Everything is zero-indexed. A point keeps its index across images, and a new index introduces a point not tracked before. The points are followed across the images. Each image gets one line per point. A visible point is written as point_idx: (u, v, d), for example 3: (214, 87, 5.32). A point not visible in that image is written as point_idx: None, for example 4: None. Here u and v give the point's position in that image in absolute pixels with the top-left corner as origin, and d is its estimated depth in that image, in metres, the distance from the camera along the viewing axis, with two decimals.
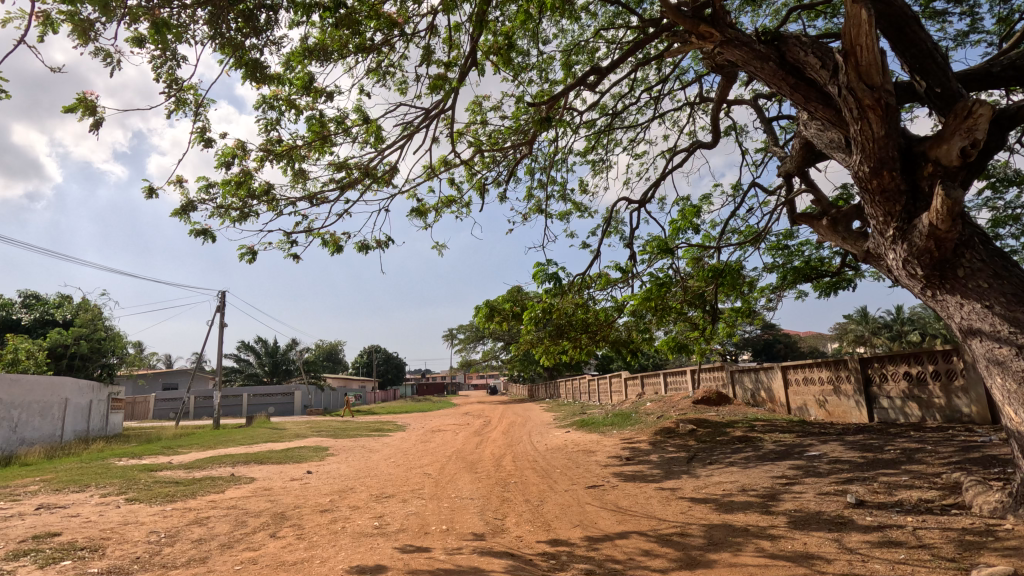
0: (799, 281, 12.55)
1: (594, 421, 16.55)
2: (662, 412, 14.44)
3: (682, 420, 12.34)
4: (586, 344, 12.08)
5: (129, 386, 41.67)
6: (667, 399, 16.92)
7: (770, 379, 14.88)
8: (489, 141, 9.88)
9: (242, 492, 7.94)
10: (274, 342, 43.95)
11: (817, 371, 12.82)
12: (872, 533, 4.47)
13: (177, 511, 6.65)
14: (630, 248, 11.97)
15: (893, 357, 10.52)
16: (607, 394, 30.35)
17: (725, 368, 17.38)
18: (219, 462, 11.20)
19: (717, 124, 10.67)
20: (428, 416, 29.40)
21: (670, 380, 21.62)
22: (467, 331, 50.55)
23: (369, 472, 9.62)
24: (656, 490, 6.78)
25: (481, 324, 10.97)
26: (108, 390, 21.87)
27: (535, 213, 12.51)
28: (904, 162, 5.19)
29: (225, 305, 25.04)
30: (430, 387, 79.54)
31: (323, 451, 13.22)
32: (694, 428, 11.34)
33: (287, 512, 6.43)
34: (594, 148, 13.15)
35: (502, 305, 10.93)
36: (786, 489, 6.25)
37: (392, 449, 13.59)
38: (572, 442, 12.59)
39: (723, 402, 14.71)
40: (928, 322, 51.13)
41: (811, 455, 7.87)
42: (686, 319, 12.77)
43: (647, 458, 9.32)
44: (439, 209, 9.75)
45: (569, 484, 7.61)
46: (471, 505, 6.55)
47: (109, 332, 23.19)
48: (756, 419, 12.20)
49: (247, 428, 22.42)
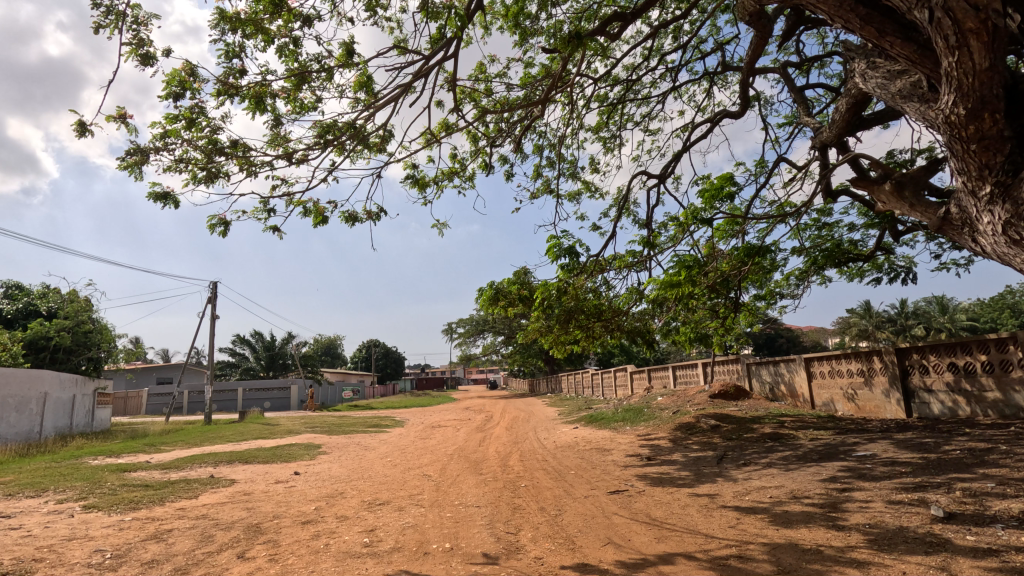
0: (828, 266, 11.66)
1: (603, 416, 15.65)
2: (677, 407, 13.53)
3: (702, 415, 11.45)
4: (599, 332, 11.19)
5: (122, 381, 40.77)
6: (680, 393, 16.05)
7: (792, 373, 13.97)
8: (495, 107, 8.95)
9: (218, 497, 7.01)
10: (270, 336, 43.08)
11: (845, 363, 11.93)
12: (987, 558, 3.56)
13: (137, 523, 5.72)
14: (647, 229, 11.06)
15: (936, 347, 9.61)
16: (611, 389, 29.46)
17: (741, 361, 16.46)
18: (200, 461, 10.29)
19: (746, 91, 9.72)
20: (428, 411, 28.57)
21: (680, 373, 20.71)
22: (467, 325, 49.63)
23: (362, 474, 8.71)
24: (691, 497, 5.88)
25: (485, 308, 10.04)
26: (93, 384, 20.96)
27: (543, 192, 11.60)
28: (1009, 101, 4.23)
29: (217, 296, 24.14)
30: (429, 381, 78.80)
31: (315, 449, 12.30)
32: (717, 425, 10.45)
33: (263, 523, 5.52)
34: (606, 123, 12.22)
35: (509, 289, 10.01)
36: (848, 497, 5.34)
37: (389, 447, 12.69)
38: (583, 438, 11.70)
39: (741, 397, 13.83)
40: (934, 316, 50.27)
41: (860, 455, 6.96)
42: (706, 307, 11.88)
43: (671, 459, 8.41)
44: (439, 182, 8.87)
45: (588, 488, 6.71)
46: (478, 516, 5.66)
47: (96, 323, 22.30)
48: (782, 415, 11.31)
49: (239, 424, 21.55)
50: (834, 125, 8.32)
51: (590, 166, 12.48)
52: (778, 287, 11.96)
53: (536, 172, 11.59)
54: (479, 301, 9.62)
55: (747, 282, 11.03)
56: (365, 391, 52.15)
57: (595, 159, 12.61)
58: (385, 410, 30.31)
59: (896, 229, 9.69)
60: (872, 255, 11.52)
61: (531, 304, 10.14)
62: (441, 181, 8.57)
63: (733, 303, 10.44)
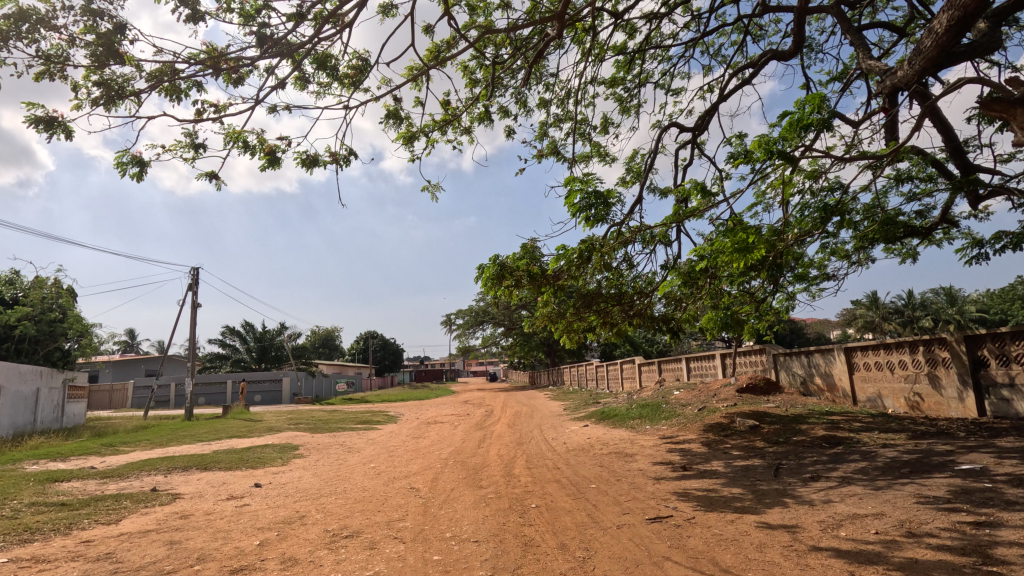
0: (878, 242, 10.15)
1: (615, 413, 14.09)
2: (701, 403, 11.98)
3: (735, 413, 9.91)
4: (616, 319, 9.64)
5: (109, 373, 39.42)
6: (700, 386, 14.59)
7: (831, 365, 12.42)
8: (498, 43, 7.49)
9: (145, 523, 5.48)
10: (262, 327, 41.50)
11: (899, 353, 10.44)
12: None
13: (8, 568, 4.18)
14: (673, 198, 9.53)
15: (1019, 335, 8.10)
16: (618, 381, 27.93)
17: (767, 351, 14.92)
18: (150, 468, 8.76)
19: (802, 28, 8.14)
20: (424, 405, 27.28)
21: (694, 366, 19.17)
22: (465, 315, 48.06)
23: (337, 486, 7.18)
24: (767, 533, 4.33)
25: (487, 289, 8.48)
26: (64, 377, 19.51)
27: (550, 155, 10.14)
28: None
29: (197, 283, 22.49)
30: (428, 374, 77.44)
31: (291, 452, 10.75)
32: (756, 425, 8.94)
33: (177, 572, 3.99)
34: (623, 79, 10.79)
35: (515, 265, 8.44)
36: (996, 538, 3.80)
37: (376, 448, 11.20)
38: (598, 439, 10.19)
39: (772, 391, 12.38)
40: (943, 308, 48.58)
41: (966, 468, 5.42)
42: (738, 289, 10.33)
43: (713, 470, 6.88)
44: (431, 134, 7.49)
45: (620, 513, 5.18)
46: (476, 559, 4.12)
47: (66, 312, 20.79)
48: (828, 413, 9.81)
49: (220, 419, 20.03)
50: (915, 59, 6.70)
51: (603, 130, 10.96)
52: (821, 268, 10.38)
53: (542, 132, 10.13)
54: (478, 278, 8.09)
55: (792, 260, 9.46)
56: (360, 384, 50.58)
57: (610, 122, 11.11)
58: (379, 405, 28.85)
59: (975, 194, 8.11)
60: (932, 228, 10.01)
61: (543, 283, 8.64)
62: (431, 129, 7.21)
63: (781, 287, 8.83)
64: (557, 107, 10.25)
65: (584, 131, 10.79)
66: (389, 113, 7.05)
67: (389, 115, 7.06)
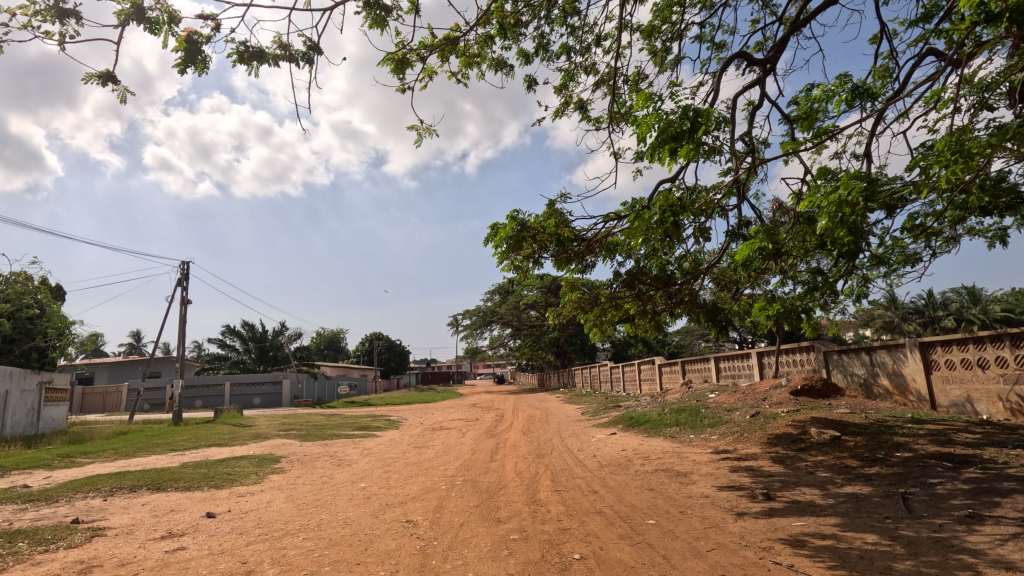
0: (974, 214, 8.30)
1: (646, 419, 12.34)
2: (751, 408, 10.21)
3: (805, 421, 8.13)
4: (657, 305, 7.96)
5: (104, 375, 38.00)
6: (743, 388, 12.80)
7: (902, 363, 10.63)
8: None
9: None
10: (262, 327, 39.92)
11: (999, 349, 8.65)
12: None
13: None
14: (729, 159, 7.82)
15: None
16: (635, 384, 26.00)
17: (816, 349, 13.12)
18: (89, 489, 7.10)
19: None
20: (430, 409, 25.68)
21: (725, 366, 17.32)
22: (472, 316, 46.22)
23: (310, 518, 5.50)
24: None
25: (505, 260, 6.81)
26: (40, 378, 17.99)
27: (574, 109, 8.56)
28: None
29: (187, 277, 20.87)
30: (434, 376, 75.83)
31: (270, 466, 9.09)
32: (839, 437, 7.17)
33: None
34: (660, 24, 9.20)
35: (539, 226, 6.72)
36: None
37: (371, 461, 9.53)
38: (636, 452, 8.46)
39: (833, 394, 10.62)
40: (965, 307, 45.78)
41: None
42: (801, 272, 8.50)
43: (813, 502, 5.11)
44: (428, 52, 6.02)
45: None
46: None
47: (44, 309, 19.15)
48: (918, 421, 8.04)
49: (208, 424, 18.41)
50: None
51: (635, 86, 9.24)
52: (902, 249, 8.49)
53: (565, 80, 8.54)
54: (498, 244, 6.43)
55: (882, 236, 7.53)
56: (364, 386, 48.93)
57: (643, 79, 9.39)
58: (380, 408, 27.22)
59: None
60: None
61: (573, 252, 6.98)
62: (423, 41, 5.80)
63: (872, 271, 7.04)
64: (582, 55, 8.61)
65: (613, 87, 9.09)
66: (373, 6, 5.28)
67: (373, 14, 5.33)
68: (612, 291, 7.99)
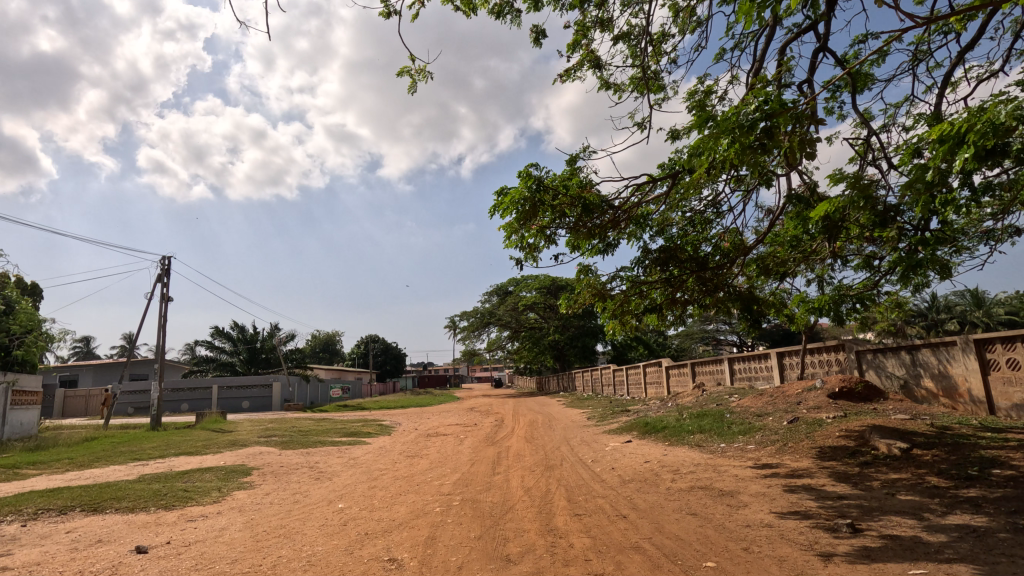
0: None
1: (663, 424, 11.15)
2: (787, 413, 9.03)
3: (862, 428, 6.94)
4: (690, 296, 6.91)
5: (86, 377, 36.60)
6: (769, 391, 11.59)
7: (951, 364, 9.47)
8: None
9: None
10: (252, 328, 38.56)
11: None
12: None
13: None
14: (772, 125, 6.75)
15: None
16: (640, 387, 24.80)
17: (847, 347, 11.97)
18: (7, 511, 5.86)
19: None
20: (424, 413, 24.37)
21: (740, 367, 16.15)
22: (469, 318, 44.98)
23: (263, 556, 4.28)
24: None
25: (517, 231, 5.82)
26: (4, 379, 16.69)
27: (589, 68, 7.47)
28: None
29: (167, 273, 19.62)
30: (430, 380, 74.38)
31: (237, 480, 7.87)
32: (910, 449, 5.99)
33: None
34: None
35: (556, 190, 5.71)
36: None
37: (355, 474, 8.30)
38: (662, 465, 7.25)
39: (876, 397, 9.43)
40: (968, 309, 44.57)
41: None
42: (852, 258, 7.43)
43: (919, 537, 3.92)
44: None
45: None
46: None
47: (10, 304, 17.83)
48: (995, 428, 6.83)
49: (185, 430, 17.12)
50: None
51: (658, 45, 8.10)
52: (971, 232, 7.33)
53: (579, 34, 7.45)
54: (509, 211, 5.47)
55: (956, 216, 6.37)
56: (358, 389, 47.59)
57: (667, 40, 8.26)
58: (372, 412, 25.92)
59: None
60: None
61: (596, 225, 5.98)
62: None
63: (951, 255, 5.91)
64: (598, 8, 7.50)
65: (633, 47, 7.96)
66: None
67: None
68: (636, 275, 6.97)
